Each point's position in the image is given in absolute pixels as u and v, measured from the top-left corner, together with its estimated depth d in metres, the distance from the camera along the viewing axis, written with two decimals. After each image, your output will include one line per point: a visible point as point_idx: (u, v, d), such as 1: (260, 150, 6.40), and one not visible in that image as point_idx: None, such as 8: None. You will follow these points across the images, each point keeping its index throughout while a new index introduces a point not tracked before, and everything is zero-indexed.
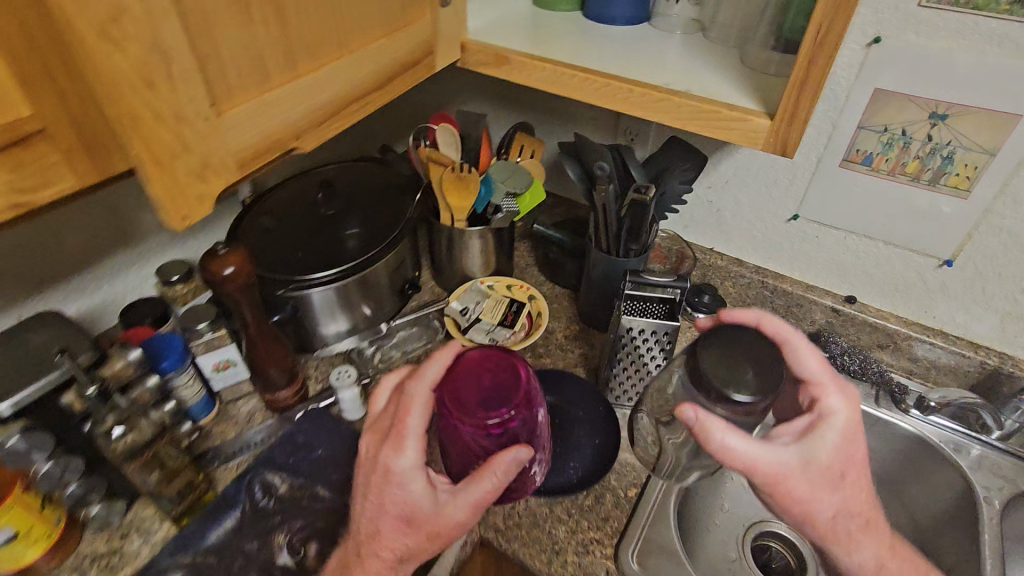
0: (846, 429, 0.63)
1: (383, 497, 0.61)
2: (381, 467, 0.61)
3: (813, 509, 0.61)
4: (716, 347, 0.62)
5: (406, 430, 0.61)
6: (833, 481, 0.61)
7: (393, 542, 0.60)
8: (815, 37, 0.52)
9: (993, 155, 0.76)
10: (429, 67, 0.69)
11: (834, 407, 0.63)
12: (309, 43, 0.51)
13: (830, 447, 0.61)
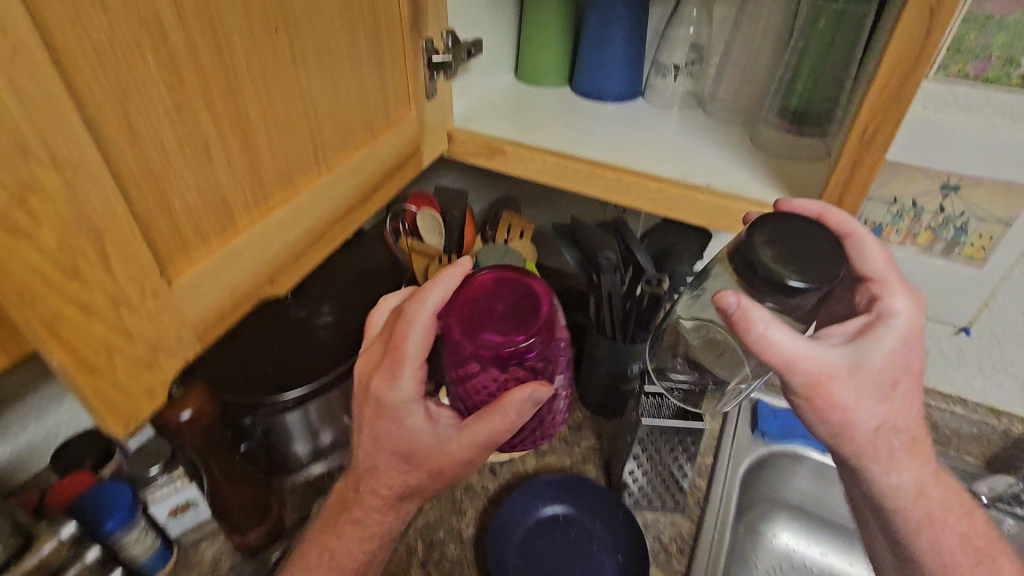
0: (912, 336, 0.46)
1: (377, 428, 0.48)
2: (369, 397, 0.48)
3: (851, 416, 0.46)
4: (778, 238, 0.43)
5: (404, 358, 0.46)
6: (881, 394, 0.46)
7: (389, 488, 0.50)
8: (862, 138, 0.47)
9: (1009, 226, 0.73)
10: (416, 166, 0.61)
11: (899, 314, 0.46)
12: (281, 171, 0.42)
13: (888, 354, 0.45)
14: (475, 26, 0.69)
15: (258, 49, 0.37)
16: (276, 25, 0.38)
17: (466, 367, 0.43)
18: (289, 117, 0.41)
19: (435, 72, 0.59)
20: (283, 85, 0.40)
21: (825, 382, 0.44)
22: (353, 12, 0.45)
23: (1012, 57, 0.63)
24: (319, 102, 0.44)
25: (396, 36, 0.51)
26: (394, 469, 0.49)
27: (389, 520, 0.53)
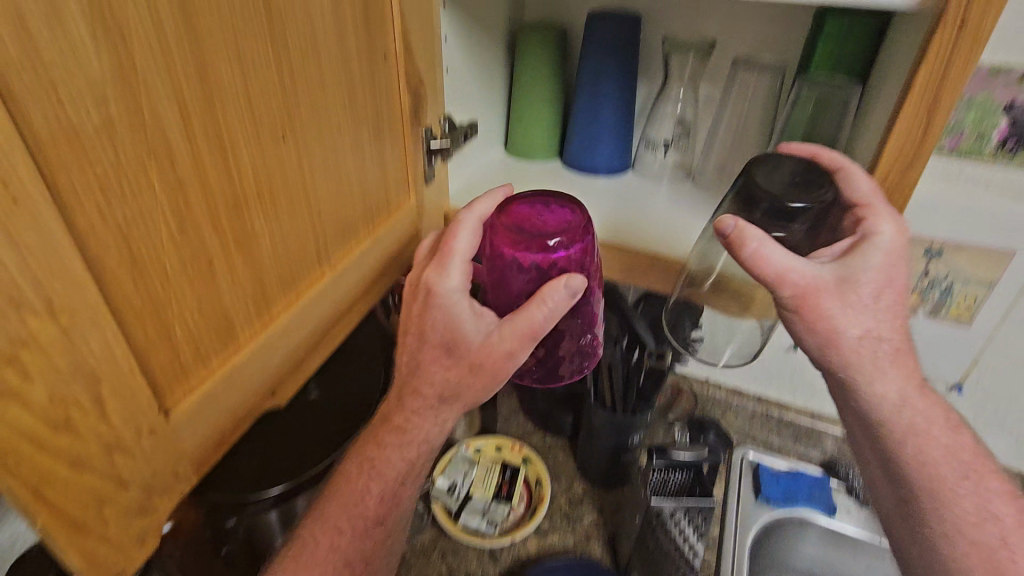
0: (897, 255, 0.45)
1: (423, 327, 0.48)
2: (419, 291, 0.48)
3: (836, 328, 0.46)
4: (773, 170, 0.47)
5: (451, 252, 0.48)
6: (865, 308, 0.45)
7: (430, 388, 0.49)
8: None
9: (992, 287, 0.75)
10: (414, 248, 0.60)
11: (884, 236, 0.44)
12: (284, 275, 0.40)
13: (873, 271, 0.45)
14: (468, 106, 0.69)
15: (264, 158, 0.35)
16: (283, 133, 0.37)
17: (503, 259, 0.45)
18: (294, 220, 0.39)
19: (433, 156, 0.58)
20: (289, 190, 0.38)
21: (810, 294, 0.45)
22: (358, 111, 0.44)
23: (983, 133, 0.66)
24: (323, 201, 0.42)
25: (399, 128, 0.51)
26: (438, 364, 0.48)
27: (432, 427, 0.51)
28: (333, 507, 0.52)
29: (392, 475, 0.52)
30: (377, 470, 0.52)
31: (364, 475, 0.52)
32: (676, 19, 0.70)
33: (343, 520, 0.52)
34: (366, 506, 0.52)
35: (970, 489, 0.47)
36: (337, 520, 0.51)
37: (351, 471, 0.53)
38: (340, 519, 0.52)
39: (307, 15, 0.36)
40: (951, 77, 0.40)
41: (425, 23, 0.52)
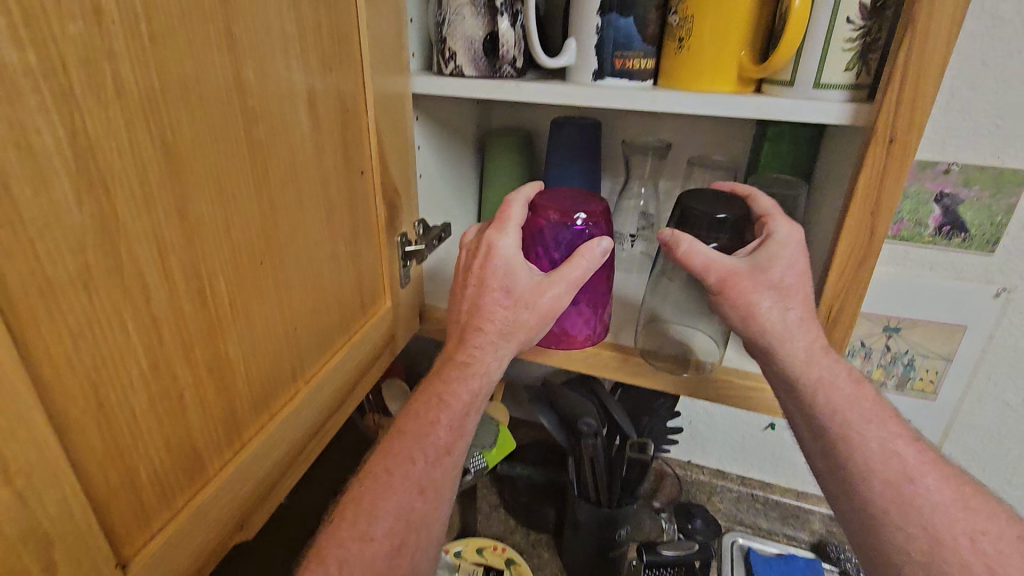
0: (801, 250, 0.49)
1: (482, 282, 0.54)
2: (480, 249, 0.55)
3: (752, 304, 0.49)
4: (700, 192, 0.53)
5: (507, 220, 0.57)
6: (777, 290, 0.49)
7: (495, 326, 0.53)
8: (829, 315, 0.50)
9: (950, 361, 0.78)
10: (391, 352, 0.59)
11: (787, 233, 0.49)
12: (258, 397, 0.38)
13: (780, 255, 0.49)
14: (440, 210, 0.71)
15: (241, 284, 0.35)
16: (261, 256, 0.37)
17: (554, 223, 0.56)
18: (270, 340, 0.39)
19: (409, 260, 0.59)
20: (264, 312, 0.38)
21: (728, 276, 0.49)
22: (335, 226, 0.45)
23: (920, 220, 0.71)
24: (300, 318, 0.42)
25: (376, 239, 0.52)
26: (495, 316, 0.53)
27: (494, 362, 0.54)
28: (401, 444, 0.51)
29: (460, 407, 0.53)
30: (446, 402, 0.52)
31: (434, 410, 0.52)
32: (635, 124, 0.76)
33: (416, 450, 0.51)
34: (437, 434, 0.51)
35: (875, 433, 0.47)
36: (408, 451, 0.50)
37: (421, 405, 0.53)
38: (412, 450, 0.51)
39: (286, 145, 0.38)
40: (888, 183, 0.44)
41: (400, 140, 0.55)
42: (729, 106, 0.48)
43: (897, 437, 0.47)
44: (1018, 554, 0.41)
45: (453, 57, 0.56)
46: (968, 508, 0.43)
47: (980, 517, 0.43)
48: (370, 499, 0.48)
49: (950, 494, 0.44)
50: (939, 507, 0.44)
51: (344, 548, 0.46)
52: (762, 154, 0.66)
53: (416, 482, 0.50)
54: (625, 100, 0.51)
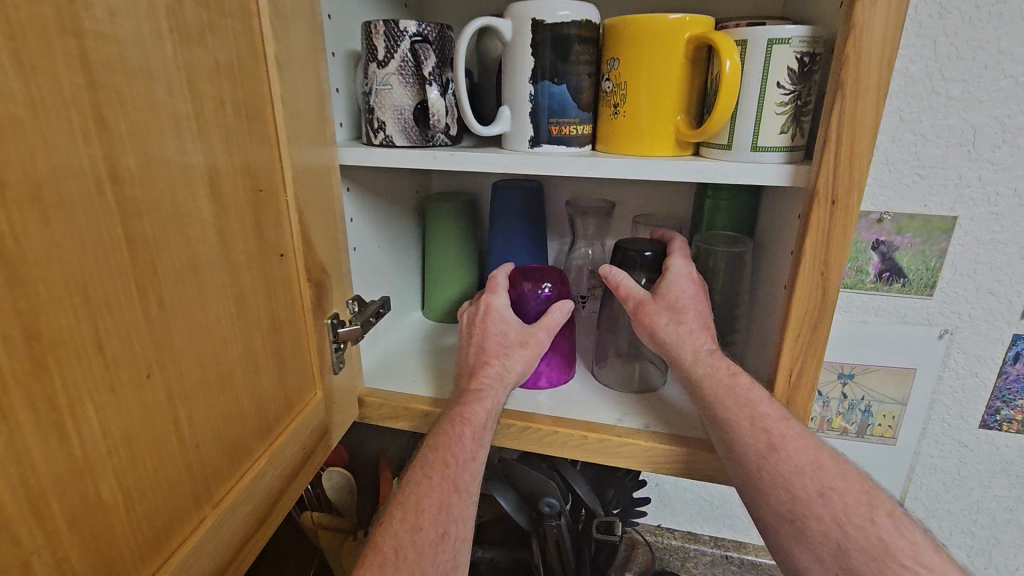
0: (693, 279, 0.55)
1: (484, 332, 0.59)
2: (479, 309, 0.61)
3: (653, 323, 0.53)
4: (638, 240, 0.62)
5: (497, 284, 0.62)
6: (671, 309, 0.53)
7: (500, 359, 0.57)
8: (788, 379, 0.48)
9: (905, 404, 0.78)
10: (327, 445, 0.53)
11: (678, 265, 0.56)
12: (146, 538, 0.32)
13: (675, 284, 0.54)
14: (379, 283, 0.67)
15: (118, 408, 0.29)
16: (148, 368, 0.31)
17: (530, 291, 0.62)
18: (163, 465, 0.33)
19: (342, 343, 0.54)
20: (155, 433, 0.32)
21: (640, 302, 0.54)
22: (248, 319, 0.40)
23: (861, 267, 0.72)
24: (206, 432, 0.36)
25: (302, 326, 0.47)
26: (497, 353, 0.57)
27: (501, 385, 0.56)
28: (434, 453, 0.51)
29: (481, 421, 0.53)
30: (468, 416, 0.53)
31: (458, 424, 0.52)
32: (578, 185, 0.75)
33: (449, 454, 0.50)
34: (464, 445, 0.51)
35: (746, 415, 0.47)
36: (442, 456, 0.50)
37: (445, 422, 0.53)
38: (446, 454, 0.50)
39: (182, 236, 0.33)
40: (834, 246, 0.43)
41: (327, 213, 0.51)
42: (669, 171, 0.47)
43: (764, 417, 0.46)
44: (863, 504, 0.43)
45: (382, 127, 0.53)
46: (821, 468, 0.45)
47: (833, 474, 0.45)
48: (414, 497, 0.48)
49: (809, 456, 0.45)
50: (799, 475, 0.45)
51: (398, 536, 0.46)
52: (707, 210, 0.66)
53: (452, 482, 0.49)
54: (564, 167, 0.49)
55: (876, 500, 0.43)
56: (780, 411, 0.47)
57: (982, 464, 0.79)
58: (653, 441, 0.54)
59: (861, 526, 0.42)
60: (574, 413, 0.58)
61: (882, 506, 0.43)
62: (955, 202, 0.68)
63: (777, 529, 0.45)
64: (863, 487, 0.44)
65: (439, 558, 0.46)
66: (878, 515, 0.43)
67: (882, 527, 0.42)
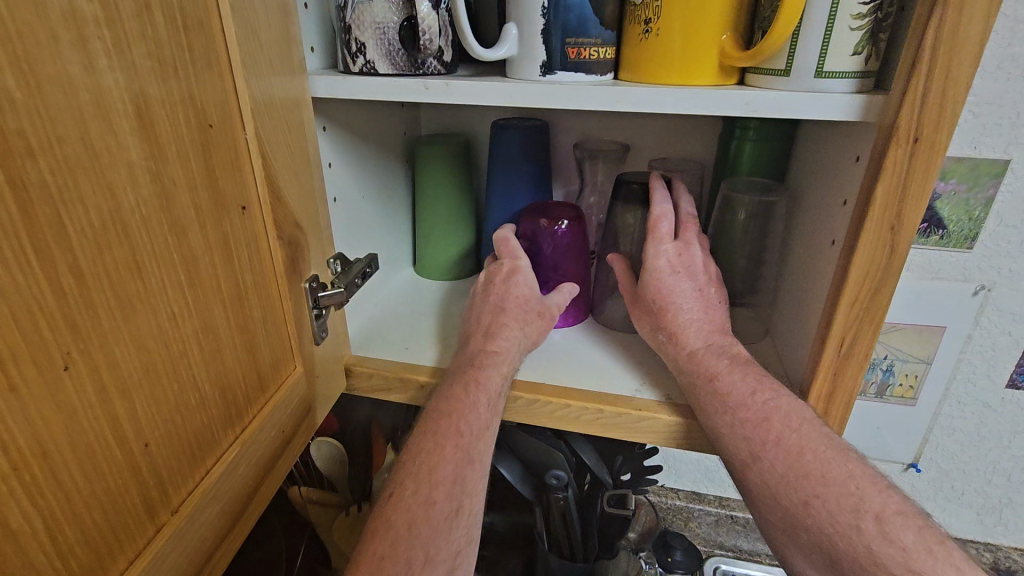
0: (678, 267, 0.49)
1: (505, 294, 0.53)
2: (501, 269, 0.55)
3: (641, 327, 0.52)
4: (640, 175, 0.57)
5: (516, 251, 0.56)
6: (652, 312, 0.50)
7: (519, 325, 0.51)
8: (838, 350, 0.42)
9: (930, 364, 0.68)
10: (311, 425, 0.47)
11: (661, 258, 0.49)
12: (79, 565, 0.25)
13: (658, 283, 0.49)
14: (363, 238, 0.59)
15: (22, 412, 0.22)
16: (67, 357, 0.24)
17: (546, 229, 0.57)
18: (100, 477, 0.26)
19: (323, 309, 0.47)
20: (83, 439, 0.25)
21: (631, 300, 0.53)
22: (204, 288, 0.32)
23: None
24: (156, 429, 0.29)
25: (274, 294, 0.40)
26: (516, 318, 0.51)
27: (516, 346, 0.50)
28: (445, 419, 0.45)
29: (497, 389, 0.48)
30: (483, 382, 0.47)
31: (472, 391, 0.46)
32: (588, 122, 0.66)
33: (463, 422, 0.45)
34: (478, 414, 0.45)
35: (728, 422, 0.43)
36: (455, 425, 0.44)
37: (456, 386, 0.47)
38: (458, 423, 0.45)
39: (100, 185, 0.25)
40: (909, 196, 0.36)
41: (298, 158, 0.42)
42: (711, 103, 0.39)
43: (746, 423, 0.42)
44: (846, 510, 0.37)
45: (362, 50, 0.44)
46: (803, 474, 0.39)
47: (815, 478, 0.39)
48: (426, 468, 0.42)
49: (793, 463, 0.40)
50: (781, 483, 0.40)
51: (411, 509, 0.40)
52: (731, 154, 0.58)
53: (466, 453, 0.44)
54: (584, 98, 0.41)
55: (863, 504, 0.37)
56: (763, 411, 0.42)
57: (1003, 426, 0.71)
58: (669, 415, 0.49)
59: (847, 535, 0.37)
60: (586, 378, 0.53)
61: (868, 510, 0.37)
62: (1010, 144, 0.57)
63: (769, 518, 0.42)
64: (848, 489, 0.38)
65: (454, 534, 0.41)
66: (864, 523, 0.36)
67: (869, 536, 0.36)
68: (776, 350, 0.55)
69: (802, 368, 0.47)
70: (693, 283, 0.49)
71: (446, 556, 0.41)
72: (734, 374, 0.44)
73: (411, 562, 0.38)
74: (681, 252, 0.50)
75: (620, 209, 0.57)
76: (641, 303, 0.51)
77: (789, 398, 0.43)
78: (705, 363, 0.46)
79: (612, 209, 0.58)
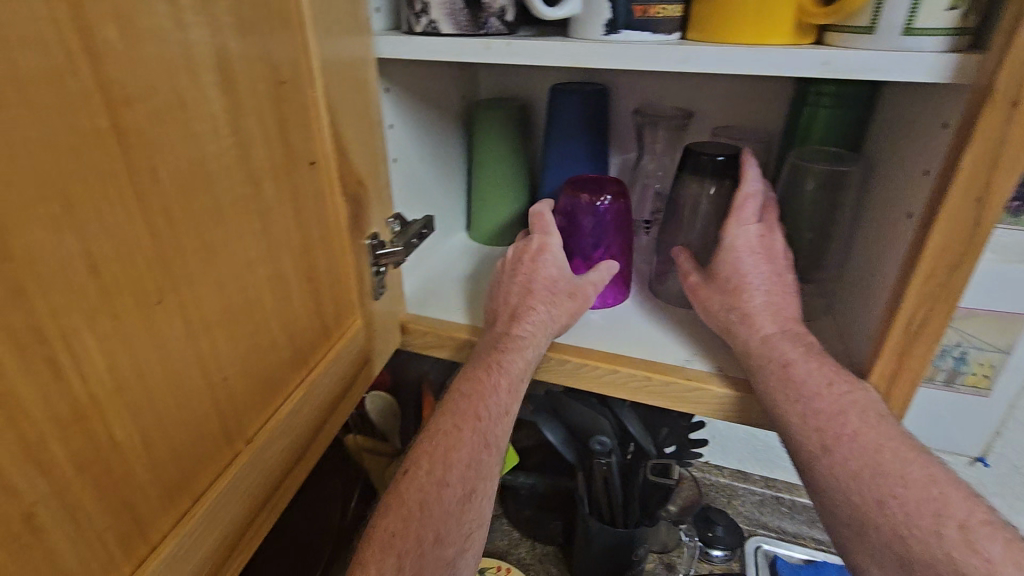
0: (758, 248, 0.49)
1: (533, 273, 0.53)
2: (529, 246, 0.54)
3: (706, 310, 0.50)
4: (711, 146, 0.55)
5: (548, 226, 0.56)
6: (725, 291, 0.49)
7: (546, 307, 0.51)
8: (907, 328, 0.40)
9: (1010, 353, 0.63)
10: (369, 373, 0.49)
11: (740, 238, 0.49)
12: (171, 480, 0.28)
13: (735, 263, 0.48)
14: (421, 199, 0.60)
15: (123, 341, 0.25)
16: (159, 293, 0.27)
17: (586, 204, 0.56)
18: (187, 403, 0.29)
19: (382, 265, 0.48)
20: (173, 367, 0.28)
21: (693, 287, 0.52)
22: (276, 235, 0.35)
23: None
24: (234, 365, 0.32)
25: (338, 248, 0.42)
26: (544, 299, 0.51)
27: (542, 328, 0.50)
28: (466, 400, 0.46)
29: (518, 374, 0.48)
30: (505, 366, 0.47)
31: (494, 373, 0.47)
32: (649, 87, 0.64)
33: (481, 407, 0.46)
34: (498, 398, 0.47)
35: (798, 412, 0.42)
36: (473, 409, 0.46)
37: (479, 368, 0.48)
38: (478, 407, 0.46)
39: (187, 135, 0.27)
40: (1001, 166, 0.33)
41: (361, 115, 0.43)
42: (786, 64, 0.37)
43: (819, 414, 0.42)
44: (927, 515, 0.37)
45: (426, 10, 0.44)
46: (880, 474, 0.39)
47: (893, 479, 0.38)
48: (442, 449, 0.44)
49: (868, 461, 0.39)
50: (854, 479, 0.39)
51: (423, 490, 0.43)
52: (802, 120, 0.55)
53: (483, 436, 0.45)
54: (651, 59, 0.40)
55: (946, 510, 0.36)
56: (838, 404, 0.41)
57: None
58: (720, 385, 0.49)
59: (926, 540, 0.36)
60: (638, 346, 0.53)
61: (951, 518, 0.36)
62: None
63: (834, 510, 0.41)
64: (929, 494, 0.37)
65: (465, 517, 0.43)
66: (946, 531, 0.36)
67: (950, 543, 0.35)
68: (838, 328, 0.53)
69: (865, 347, 0.46)
70: (772, 267, 0.48)
71: (455, 538, 0.43)
72: (809, 363, 0.43)
73: (421, 543, 0.41)
74: (763, 235, 0.49)
75: (687, 178, 0.54)
76: (714, 281, 0.50)
77: (866, 391, 0.42)
78: (778, 349, 0.45)
79: (678, 178, 0.56)
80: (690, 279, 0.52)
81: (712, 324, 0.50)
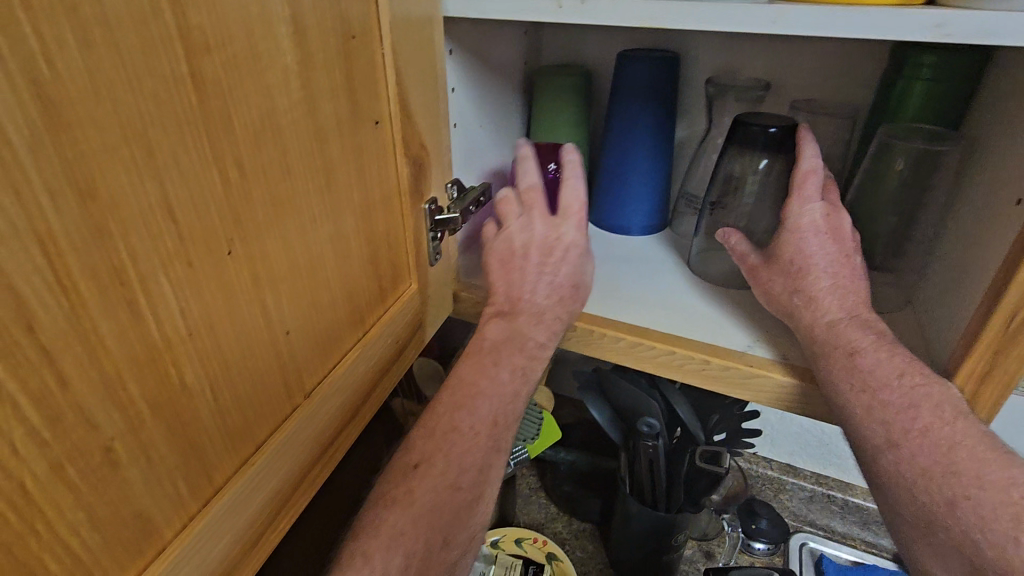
0: (825, 229, 0.45)
1: (564, 270, 0.49)
2: (560, 240, 0.49)
3: (768, 292, 0.48)
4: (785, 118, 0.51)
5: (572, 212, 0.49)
6: (789, 274, 0.46)
7: (562, 308, 0.49)
8: (1006, 324, 0.36)
9: None
10: (421, 339, 0.49)
11: (806, 217, 0.45)
12: (235, 427, 0.29)
13: (799, 242, 0.45)
14: (478, 167, 0.59)
15: (196, 287, 0.25)
16: (230, 243, 0.27)
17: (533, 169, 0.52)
18: (252, 352, 0.29)
19: (439, 230, 0.48)
20: (239, 316, 0.28)
21: (752, 267, 0.49)
22: (338, 192, 0.34)
23: None
24: (295, 320, 0.32)
25: (397, 210, 0.42)
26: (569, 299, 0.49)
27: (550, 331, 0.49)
28: (486, 403, 0.44)
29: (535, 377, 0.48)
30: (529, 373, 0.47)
31: (518, 379, 0.46)
32: (724, 55, 0.60)
33: (497, 411, 0.45)
34: (517, 404, 0.46)
35: (864, 403, 0.40)
36: (494, 414, 0.45)
37: (506, 372, 0.46)
38: (498, 411, 0.45)
39: (259, 85, 0.27)
40: None
41: (427, 76, 0.42)
42: (890, 24, 0.34)
43: (887, 407, 0.39)
44: (1005, 519, 0.33)
45: None
46: (953, 472, 0.36)
47: (967, 479, 0.35)
48: (456, 451, 0.42)
49: (941, 458, 0.36)
50: (923, 476, 0.37)
51: (437, 493, 0.41)
52: (895, 94, 0.50)
53: (493, 438, 0.44)
54: (736, 19, 0.37)
55: None
56: (910, 398, 0.38)
57: None
58: (780, 372, 0.46)
59: (1000, 545, 0.33)
60: (686, 327, 0.51)
61: None
62: None
63: (897, 507, 0.38)
64: (1009, 497, 0.34)
65: (471, 519, 0.43)
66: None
67: None
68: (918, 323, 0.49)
69: (952, 342, 0.42)
70: (840, 248, 0.45)
71: (462, 540, 0.42)
72: (880, 352, 0.40)
73: (430, 546, 0.40)
74: (829, 214, 0.46)
75: (737, 151, 0.52)
76: (773, 262, 0.47)
77: (945, 387, 0.39)
78: (847, 336, 0.42)
79: (725, 153, 0.54)
80: (750, 259, 0.50)
81: (773, 308, 0.48)
